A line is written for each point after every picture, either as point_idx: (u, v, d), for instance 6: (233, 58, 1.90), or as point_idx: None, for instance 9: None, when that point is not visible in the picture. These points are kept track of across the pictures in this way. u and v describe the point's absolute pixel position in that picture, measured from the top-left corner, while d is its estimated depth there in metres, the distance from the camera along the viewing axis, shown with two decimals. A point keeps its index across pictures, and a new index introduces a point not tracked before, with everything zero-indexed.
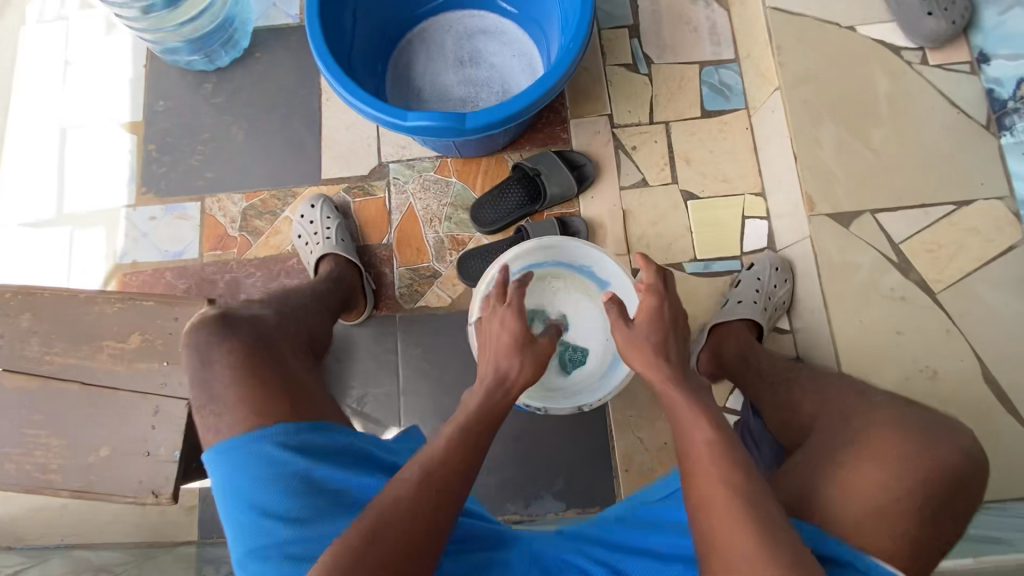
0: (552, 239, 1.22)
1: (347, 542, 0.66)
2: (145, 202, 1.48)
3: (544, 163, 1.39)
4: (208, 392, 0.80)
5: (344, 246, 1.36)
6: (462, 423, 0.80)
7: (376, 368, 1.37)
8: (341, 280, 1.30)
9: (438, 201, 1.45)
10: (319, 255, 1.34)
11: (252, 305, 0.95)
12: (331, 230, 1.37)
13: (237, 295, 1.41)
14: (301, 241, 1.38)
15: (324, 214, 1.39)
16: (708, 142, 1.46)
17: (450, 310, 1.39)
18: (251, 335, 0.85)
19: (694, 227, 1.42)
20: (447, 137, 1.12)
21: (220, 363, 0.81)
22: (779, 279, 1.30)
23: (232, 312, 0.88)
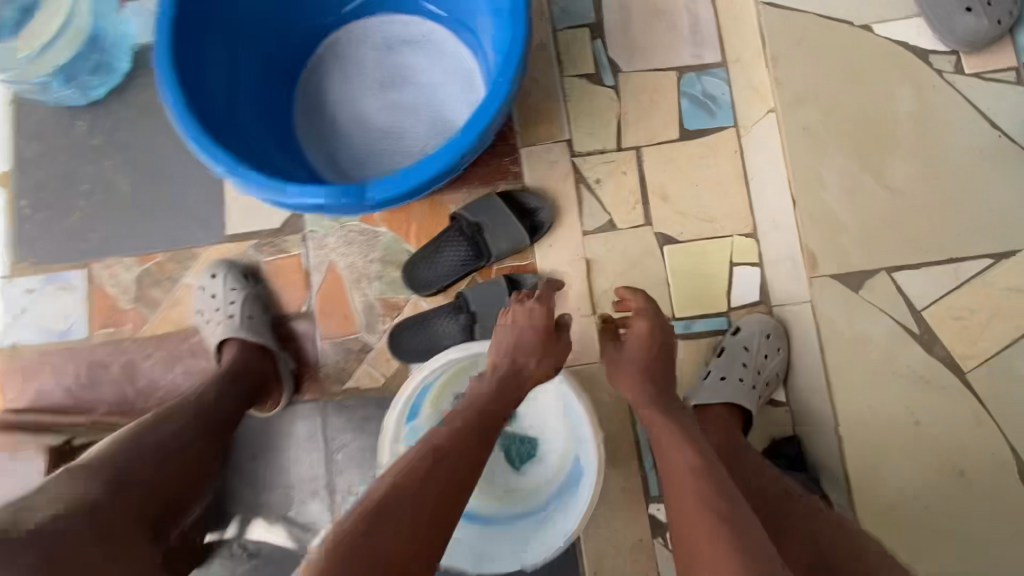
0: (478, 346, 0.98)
1: (364, 508, 0.66)
2: (21, 271, 1.25)
3: (485, 212, 1.14)
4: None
5: (251, 324, 1.13)
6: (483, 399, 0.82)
7: (302, 464, 1.18)
8: (247, 371, 1.08)
9: (365, 257, 1.22)
10: (220, 338, 1.12)
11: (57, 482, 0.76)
12: (234, 305, 1.14)
13: (137, 381, 1.21)
14: (203, 318, 1.16)
15: (227, 285, 1.16)
16: (688, 171, 1.21)
17: (384, 391, 1.18)
18: (31, 559, 0.67)
19: (672, 278, 1.18)
20: (348, 213, 0.88)
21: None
22: (771, 349, 1.09)
23: (24, 511, 0.71)
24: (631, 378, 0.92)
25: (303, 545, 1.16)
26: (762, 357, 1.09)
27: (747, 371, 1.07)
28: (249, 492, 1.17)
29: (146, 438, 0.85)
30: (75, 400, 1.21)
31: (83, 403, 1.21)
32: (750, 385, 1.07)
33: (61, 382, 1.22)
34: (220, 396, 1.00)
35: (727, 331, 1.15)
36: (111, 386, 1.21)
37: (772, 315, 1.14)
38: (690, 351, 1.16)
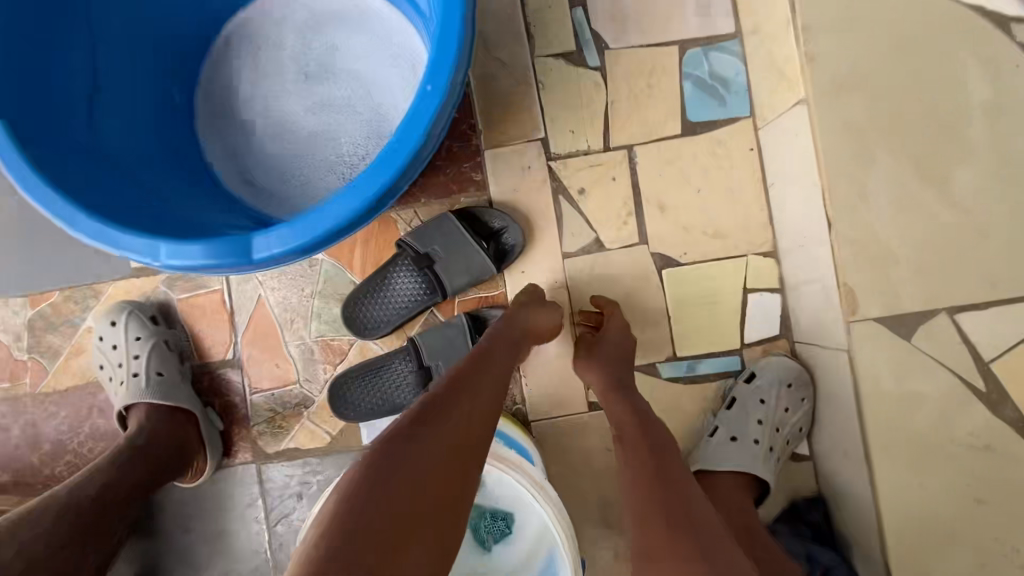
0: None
1: (358, 479, 0.49)
2: None
3: (439, 239, 0.92)
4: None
5: (158, 384, 0.96)
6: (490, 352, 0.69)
7: (237, 538, 1.00)
8: (154, 442, 0.90)
9: (298, 292, 1.01)
10: (124, 402, 0.95)
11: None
12: (138, 361, 0.96)
13: (41, 446, 1.03)
14: (105, 374, 0.99)
15: (130, 334, 0.97)
16: (692, 175, 0.97)
17: (330, 451, 0.99)
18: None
19: (672, 309, 0.97)
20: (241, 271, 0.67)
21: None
22: (794, 402, 0.91)
23: None
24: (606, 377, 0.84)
25: None
26: (782, 411, 0.90)
27: (763, 428, 0.89)
28: (178, 571, 1.00)
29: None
30: None
31: None
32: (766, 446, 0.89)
33: None
34: (111, 479, 0.83)
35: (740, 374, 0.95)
36: (11, 451, 1.03)
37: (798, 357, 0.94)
38: (694, 397, 0.96)
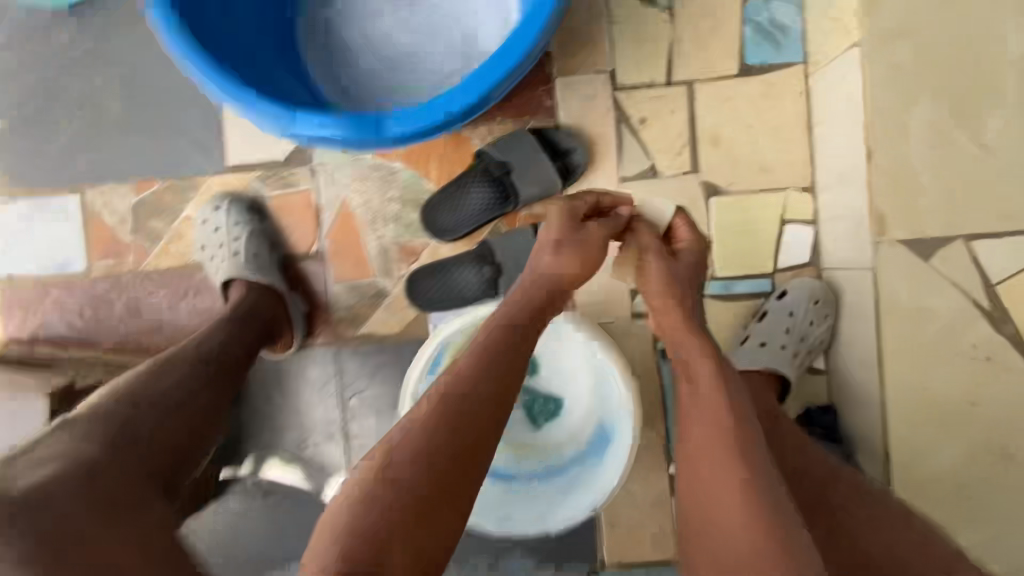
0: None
1: (362, 489, 0.56)
2: (9, 196, 1.16)
3: (516, 151, 1.02)
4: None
5: (255, 263, 1.05)
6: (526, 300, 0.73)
7: (317, 409, 1.15)
8: (257, 314, 1.00)
9: (382, 195, 1.12)
10: (225, 278, 1.05)
11: (55, 434, 0.69)
12: (239, 241, 1.06)
13: (143, 319, 1.15)
14: (206, 255, 1.09)
15: (232, 219, 1.08)
16: (744, 114, 1.07)
17: (402, 339, 1.13)
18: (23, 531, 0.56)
19: (715, 234, 1.08)
20: (358, 146, 0.80)
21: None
22: (819, 317, 1.02)
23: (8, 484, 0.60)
24: (677, 326, 0.76)
25: (317, 486, 1.15)
26: (808, 324, 1.01)
27: (790, 337, 1.01)
28: (263, 432, 1.15)
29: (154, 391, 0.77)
30: (80, 336, 1.16)
31: (88, 338, 1.16)
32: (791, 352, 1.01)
33: (64, 316, 1.16)
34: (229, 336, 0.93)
35: (771, 296, 1.06)
36: (115, 322, 1.16)
37: (823, 279, 1.06)
38: (727, 312, 1.08)
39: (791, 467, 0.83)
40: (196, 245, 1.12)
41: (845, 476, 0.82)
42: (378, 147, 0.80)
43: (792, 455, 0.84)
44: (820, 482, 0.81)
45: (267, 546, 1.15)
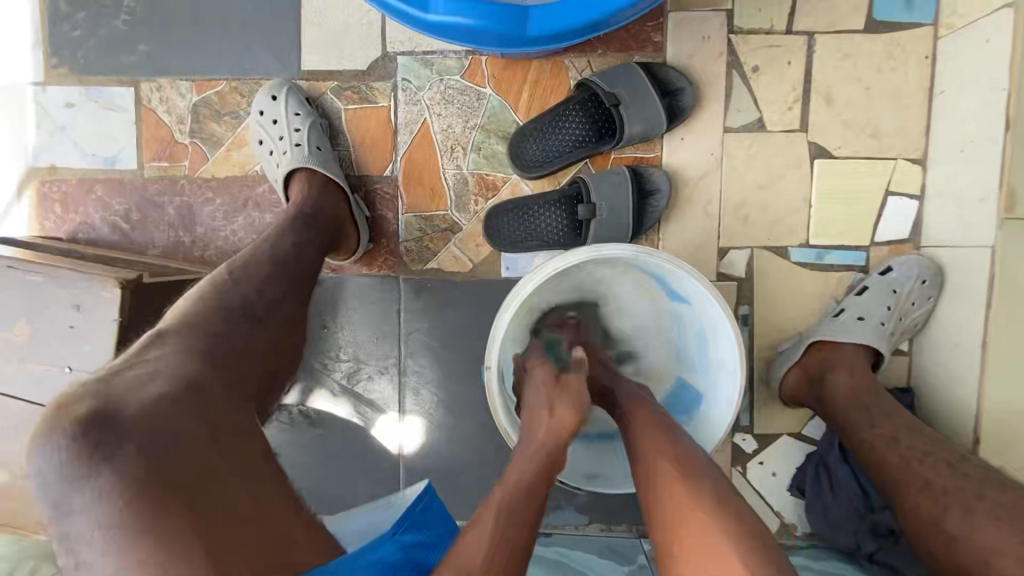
0: (610, 249, 0.72)
1: None
2: (57, 80, 1.06)
3: (625, 87, 0.95)
4: (71, 552, 0.44)
5: (321, 156, 0.98)
6: (521, 502, 0.61)
7: (373, 341, 1.09)
8: (321, 211, 0.94)
9: (463, 122, 1.03)
10: (287, 169, 0.98)
11: (148, 352, 0.57)
12: (301, 132, 0.98)
13: (194, 229, 1.07)
14: (264, 149, 1.01)
15: (290, 110, 0.99)
16: (864, 73, 0.99)
17: (470, 278, 1.07)
18: (135, 457, 0.45)
19: (816, 199, 1.02)
20: (490, 45, 0.84)
21: (84, 516, 0.43)
22: (921, 297, 0.97)
23: (118, 400, 0.48)
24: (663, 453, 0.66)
25: (366, 421, 1.10)
26: (907, 305, 0.97)
27: (890, 314, 0.96)
28: (314, 360, 1.09)
29: (230, 294, 0.70)
30: (125, 240, 1.08)
31: (133, 244, 1.08)
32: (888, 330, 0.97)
33: (109, 218, 1.08)
34: (299, 237, 0.87)
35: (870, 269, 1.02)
36: (165, 229, 1.08)
37: (925, 254, 1.00)
38: (817, 279, 1.03)
39: (910, 448, 0.79)
40: (252, 141, 1.04)
41: (972, 461, 0.75)
42: (509, 49, 0.84)
43: (902, 435, 0.81)
44: (943, 462, 0.76)
45: (319, 477, 1.11)
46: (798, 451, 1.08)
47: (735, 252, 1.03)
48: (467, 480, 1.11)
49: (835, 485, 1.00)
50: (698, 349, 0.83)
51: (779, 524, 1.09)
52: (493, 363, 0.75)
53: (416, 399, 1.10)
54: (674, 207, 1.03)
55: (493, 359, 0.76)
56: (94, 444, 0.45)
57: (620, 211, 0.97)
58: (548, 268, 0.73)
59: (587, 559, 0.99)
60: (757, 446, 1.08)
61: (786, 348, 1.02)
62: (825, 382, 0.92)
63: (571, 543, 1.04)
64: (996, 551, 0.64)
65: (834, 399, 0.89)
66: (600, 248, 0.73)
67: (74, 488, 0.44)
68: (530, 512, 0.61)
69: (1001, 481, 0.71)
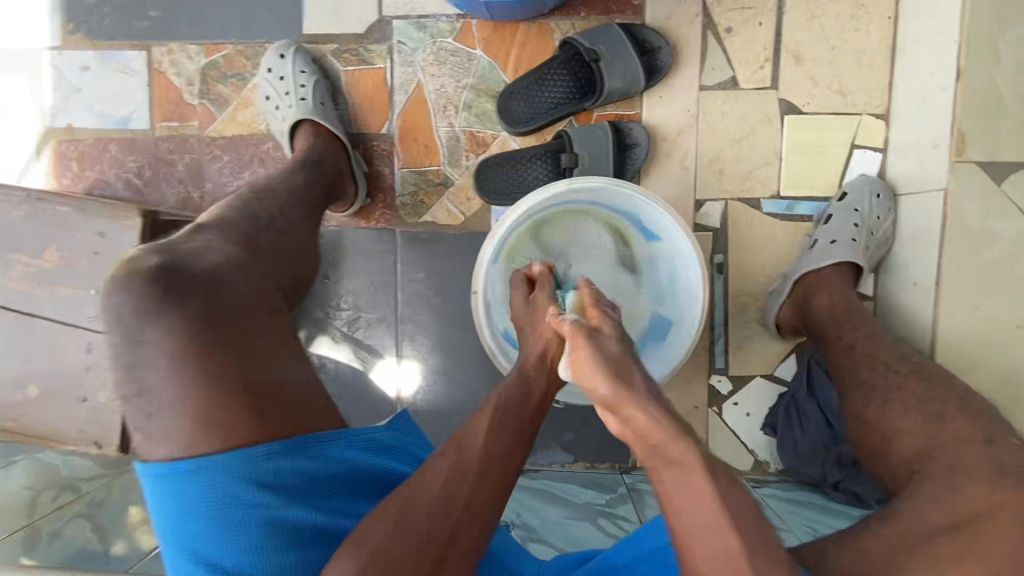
0: (584, 182, 0.80)
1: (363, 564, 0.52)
2: (74, 45, 1.13)
3: (606, 43, 1.02)
4: (136, 379, 0.55)
5: (322, 112, 1.05)
6: (515, 403, 0.68)
7: (372, 290, 1.16)
8: (324, 160, 1.01)
9: (455, 82, 1.10)
10: (291, 123, 1.05)
11: (197, 236, 0.69)
12: (305, 89, 1.05)
13: (203, 184, 1.14)
14: (270, 106, 1.08)
15: (296, 68, 1.06)
16: (831, 33, 1.06)
17: (462, 230, 1.14)
18: (200, 306, 0.58)
19: (786, 152, 1.08)
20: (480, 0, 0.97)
21: (152, 347, 0.55)
22: (882, 210, 1.03)
23: (182, 263, 0.61)
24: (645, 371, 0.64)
25: (366, 366, 1.17)
26: (873, 219, 1.02)
27: (858, 231, 1.01)
28: (316, 308, 1.16)
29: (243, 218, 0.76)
30: (138, 196, 1.15)
31: (146, 199, 1.15)
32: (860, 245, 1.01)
33: (123, 174, 1.15)
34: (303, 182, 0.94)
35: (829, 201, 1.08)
36: (175, 186, 1.15)
37: (883, 180, 1.06)
38: (788, 227, 1.10)
39: (864, 354, 0.88)
40: (257, 100, 1.11)
41: (910, 359, 0.86)
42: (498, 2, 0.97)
43: (860, 343, 0.90)
44: (883, 363, 0.86)
45: None
46: (771, 391, 1.14)
47: (711, 204, 1.10)
48: (460, 419, 1.18)
49: (803, 419, 1.06)
50: (670, 284, 0.90)
51: (752, 461, 1.16)
52: (479, 288, 0.85)
53: (412, 345, 1.17)
54: (653, 161, 1.10)
55: (479, 284, 0.86)
56: (166, 290, 0.57)
57: (600, 162, 1.03)
58: (529, 197, 0.81)
59: (570, 488, 1.07)
60: (732, 387, 1.15)
61: (776, 288, 1.09)
62: (807, 305, 0.99)
63: (557, 476, 1.10)
64: (901, 432, 0.77)
65: (817, 317, 0.97)
66: (575, 181, 0.80)
67: (146, 323, 0.56)
68: (524, 414, 0.67)
69: (927, 374, 0.82)
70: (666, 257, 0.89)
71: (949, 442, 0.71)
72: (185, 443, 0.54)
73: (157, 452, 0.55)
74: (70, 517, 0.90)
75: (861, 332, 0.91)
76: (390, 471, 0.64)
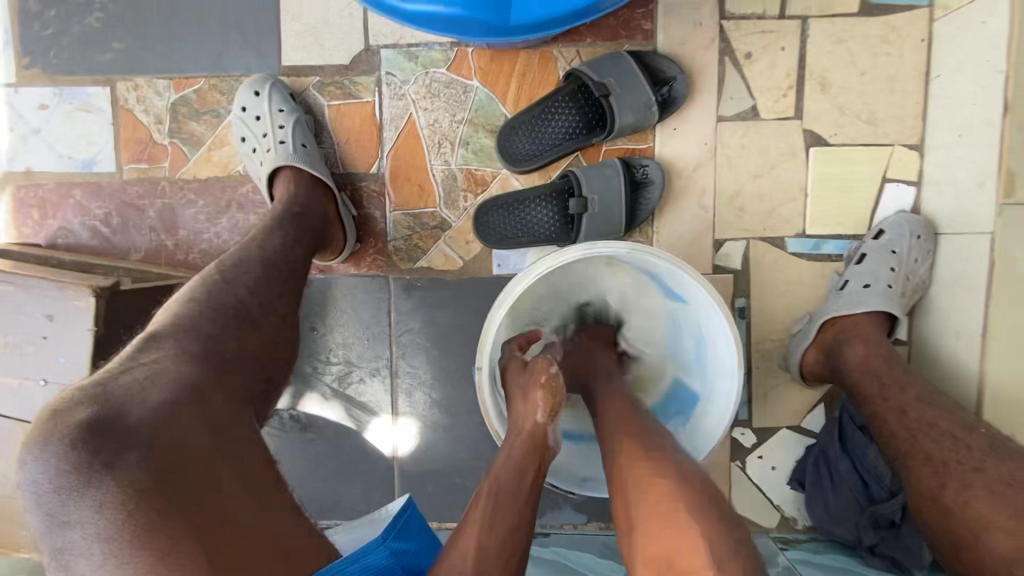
0: (605, 248, 0.71)
1: None
2: (30, 81, 1.03)
3: (616, 74, 0.93)
4: (63, 571, 0.40)
5: (304, 153, 0.96)
6: (507, 493, 0.64)
7: (365, 344, 1.06)
8: (307, 208, 0.92)
9: (450, 116, 1.01)
10: (271, 166, 0.96)
11: (143, 354, 0.52)
12: (285, 128, 0.95)
13: (176, 232, 1.05)
14: (247, 147, 0.98)
15: (274, 105, 0.96)
16: (859, 57, 0.97)
17: (461, 276, 1.04)
18: (140, 467, 0.42)
19: (812, 188, 1.00)
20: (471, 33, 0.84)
21: (81, 531, 0.40)
22: (921, 252, 0.95)
23: (122, 407, 0.45)
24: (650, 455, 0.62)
25: (359, 424, 1.08)
26: (911, 261, 0.94)
27: (895, 275, 0.93)
28: (304, 363, 1.07)
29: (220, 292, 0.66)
30: (106, 245, 1.05)
31: (115, 249, 1.05)
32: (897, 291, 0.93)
33: (89, 222, 1.05)
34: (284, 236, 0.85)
35: (862, 239, 0.99)
36: (146, 233, 1.05)
37: (921, 215, 0.97)
38: (814, 268, 1.01)
39: (916, 419, 0.75)
40: (233, 140, 1.01)
41: (979, 429, 0.71)
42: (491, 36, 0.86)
43: (911, 407, 0.77)
44: (948, 434, 0.72)
45: (312, 483, 1.10)
46: (798, 443, 1.06)
47: (732, 243, 1.01)
48: (462, 478, 1.09)
49: (835, 477, 0.99)
50: (694, 348, 0.82)
51: (779, 517, 1.07)
52: (484, 364, 0.74)
53: (409, 401, 1.07)
54: (668, 199, 1.01)
55: (483, 360, 0.74)
56: (94, 452, 0.42)
57: (611, 205, 0.94)
58: (543, 264, 0.72)
59: (584, 557, 0.99)
60: (756, 440, 1.06)
61: (798, 330, 1.00)
62: (838, 353, 0.90)
63: (568, 543, 1.02)
64: (990, 524, 0.61)
65: (848, 370, 0.87)
66: (595, 245, 0.71)
67: (68, 501, 0.41)
68: (520, 500, 0.64)
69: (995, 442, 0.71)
70: (692, 321, 0.80)
71: None
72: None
73: None
74: None
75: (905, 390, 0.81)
76: None
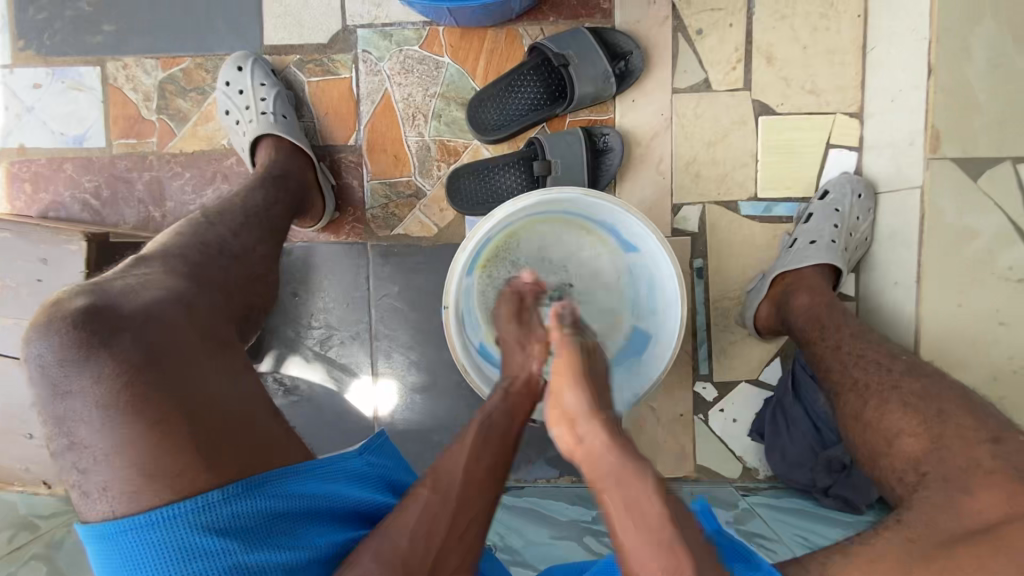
0: (558, 192, 0.80)
1: None
2: (24, 61, 1.08)
3: (575, 47, 1.00)
4: (66, 432, 0.51)
5: (286, 124, 1.02)
6: (497, 431, 0.68)
7: (344, 307, 1.12)
8: (288, 175, 0.98)
9: (423, 91, 1.07)
10: (254, 136, 1.01)
11: (134, 269, 0.65)
12: (267, 101, 1.01)
13: (164, 203, 1.10)
14: (231, 120, 1.04)
15: (256, 80, 1.02)
16: (801, 32, 1.05)
17: (436, 242, 1.10)
18: (131, 345, 0.54)
19: (763, 154, 1.07)
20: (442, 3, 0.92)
21: (82, 396, 0.51)
22: (863, 210, 1.02)
23: (112, 300, 0.57)
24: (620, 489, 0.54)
25: (341, 385, 1.13)
26: (853, 219, 1.01)
27: (839, 231, 1.00)
28: (287, 327, 1.12)
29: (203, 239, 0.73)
30: (95, 217, 1.10)
31: (104, 221, 1.10)
32: (840, 246, 1.00)
33: (80, 196, 1.10)
34: (266, 197, 0.91)
35: (809, 201, 1.06)
36: (135, 205, 1.10)
37: (860, 176, 1.05)
38: (766, 229, 1.08)
39: (849, 352, 0.84)
40: (218, 114, 1.07)
41: (901, 357, 0.81)
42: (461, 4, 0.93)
43: (846, 343, 0.85)
44: (875, 362, 0.81)
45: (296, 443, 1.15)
46: (757, 397, 1.12)
47: (689, 208, 1.08)
48: (440, 438, 1.14)
49: (790, 424, 1.03)
50: (648, 295, 0.89)
51: (741, 468, 1.13)
52: (451, 303, 0.82)
53: (388, 362, 1.13)
54: (629, 166, 1.08)
55: (451, 299, 0.83)
56: (93, 331, 0.53)
57: (574, 169, 1.01)
58: (506, 207, 0.80)
59: (554, 505, 1.04)
60: (718, 394, 1.12)
61: (752, 286, 1.07)
62: (786, 303, 0.97)
63: (540, 494, 1.07)
64: (902, 432, 0.72)
65: (797, 317, 0.93)
66: (550, 191, 0.80)
67: (70, 372, 0.51)
68: (507, 438, 0.68)
69: (923, 372, 0.78)
70: (644, 272, 0.88)
71: (949, 443, 0.68)
72: (127, 499, 0.49)
73: (98, 509, 0.50)
74: (26, 559, 0.81)
75: (839, 325, 0.88)
76: (362, 503, 0.62)
